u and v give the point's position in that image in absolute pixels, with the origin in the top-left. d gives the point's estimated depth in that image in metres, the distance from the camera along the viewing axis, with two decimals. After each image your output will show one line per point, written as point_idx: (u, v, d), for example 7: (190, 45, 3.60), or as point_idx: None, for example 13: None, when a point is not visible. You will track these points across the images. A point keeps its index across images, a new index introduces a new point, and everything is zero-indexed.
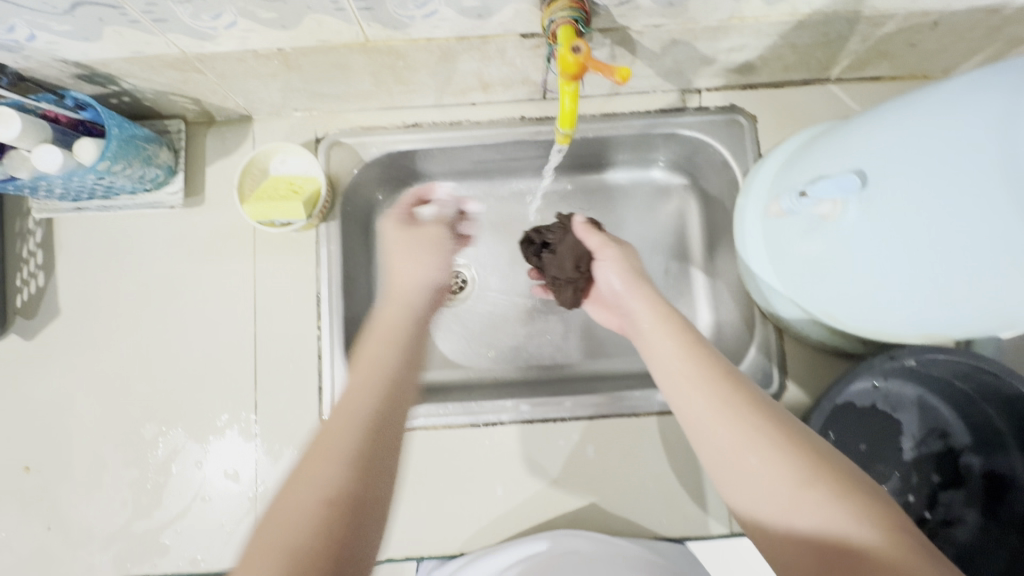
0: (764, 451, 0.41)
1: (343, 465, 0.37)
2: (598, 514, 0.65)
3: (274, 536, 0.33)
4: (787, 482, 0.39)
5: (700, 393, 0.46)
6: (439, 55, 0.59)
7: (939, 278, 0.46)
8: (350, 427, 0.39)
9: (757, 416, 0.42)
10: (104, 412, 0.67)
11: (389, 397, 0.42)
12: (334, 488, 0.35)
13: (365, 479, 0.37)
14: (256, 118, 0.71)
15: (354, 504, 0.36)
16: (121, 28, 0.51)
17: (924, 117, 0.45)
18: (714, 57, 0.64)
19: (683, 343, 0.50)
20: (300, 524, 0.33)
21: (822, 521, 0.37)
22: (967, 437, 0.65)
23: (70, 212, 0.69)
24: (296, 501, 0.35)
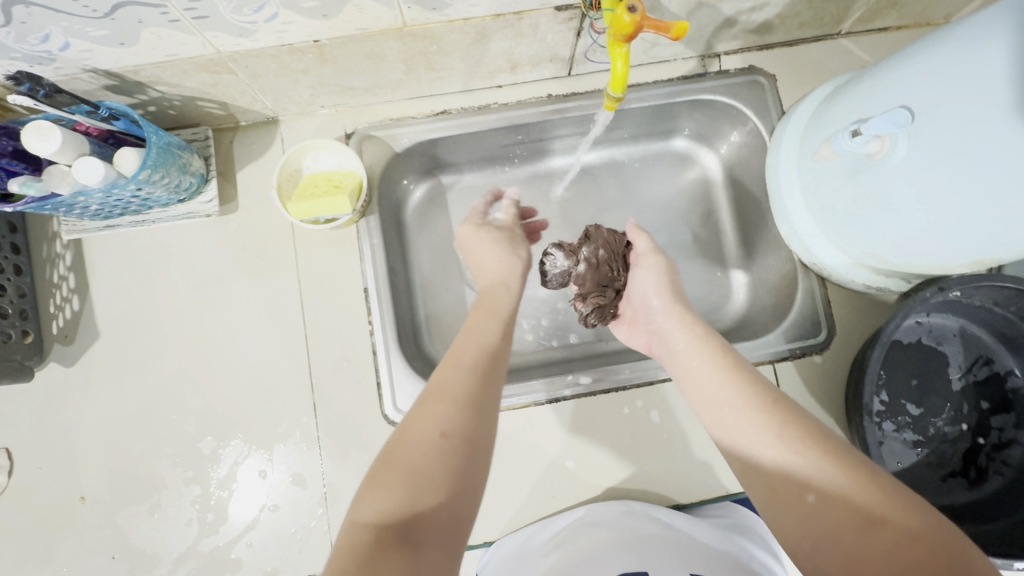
0: (834, 496, 0.40)
1: (458, 413, 0.44)
2: (666, 477, 0.67)
3: (391, 461, 0.41)
4: (877, 564, 0.37)
5: (765, 448, 0.44)
6: (474, 36, 0.60)
7: (982, 206, 0.47)
8: (450, 379, 0.46)
9: (808, 445, 0.43)
10: (158, 431, 0.65)
11: (495, 353, 0.51)
12: (446, 424, 0.43)
13: (469, 422, 0.44)
14: (283, 119, 0.71)
15: (454, 443, 0.42)
16: (159, 29, 0.50)
17: (957, 52, 0.46)
18: (735, 18, 0.66)
19: (744, 403, 0.47)
20: (419, 446, 0.41)
21: (895, 558, 0.36)
22: (1010, 361, 0.67)
23: (101, 230, 0.66)
24: (414, 426, 0.43)
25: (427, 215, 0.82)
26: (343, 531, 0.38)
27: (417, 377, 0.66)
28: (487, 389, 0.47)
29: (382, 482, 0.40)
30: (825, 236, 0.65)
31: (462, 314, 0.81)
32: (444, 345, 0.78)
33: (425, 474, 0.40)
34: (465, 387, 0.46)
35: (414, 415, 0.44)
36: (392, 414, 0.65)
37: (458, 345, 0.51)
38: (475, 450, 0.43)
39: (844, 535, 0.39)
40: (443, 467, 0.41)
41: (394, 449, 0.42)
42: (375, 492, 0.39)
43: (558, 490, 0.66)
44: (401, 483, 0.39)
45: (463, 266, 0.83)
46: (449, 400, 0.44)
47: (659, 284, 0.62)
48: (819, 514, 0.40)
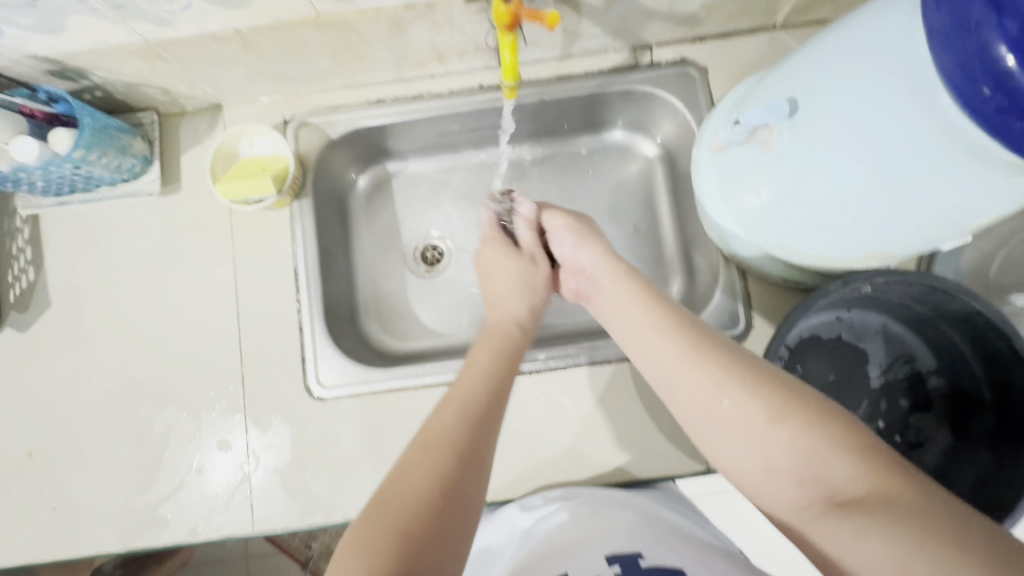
0: (746, 407, 0.44)
1: (449, 468, 0.44)
2: (575, 459, 0.69)
3: (380, 525, 0.40)
4: (780, 456, 0.42)
5: (683, 364, 0.49)
6: (391, 26, 0.62)
7: (879, 186, 0.47)
8: (443, 430, 0.47)
9: (717, 355, 0.48)
10: (100, 394, 0.70)
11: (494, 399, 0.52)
12: (438, 483, 0.43)
13: (462, 474, 0.44)
14: (226, 105, 0.74)
15: (443, 498, 0.42)
16: (83, 18, 0.54)
17: (852, 36, 0.46)
18: (657, 10, 0.66)
19: (664, 324, 0.53)
20: (408, 507, 0.41)
21: (796, 446, 0.41)
22: (930, 360, 0.67)
23: (54, 206, 0.72)
24: (405, 485, 0.43)
25: (372, 201, 0.85)
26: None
27: (341, 354, 0.71)
28: (484, 441, 0.48)
29: (368, 547, 0.39)
30: (736, 226, 0.65)
31: (402, 297, 0.83)
32: (381, 325, 0.81)
33: (415, 538, 0.40)
34: (459, 436, 0.47)
35: (409, 471, 0.44)
36: (313, 387, 0.69)
37: (448, 396, 0.51)
38: (466, 506, 0.43)
39: (755, 427, 0.44)
40: (432, 526, 0.41)
41: (385, 508, 0.41)
42: (357, 553, 0.39)
43: None
44: (385, 545, 0.39)
45: (405, 251, 0.85)
46: (443, 455, 0.45)
47: (575, 230, 0.66)
48: (732, 417, 0.45)
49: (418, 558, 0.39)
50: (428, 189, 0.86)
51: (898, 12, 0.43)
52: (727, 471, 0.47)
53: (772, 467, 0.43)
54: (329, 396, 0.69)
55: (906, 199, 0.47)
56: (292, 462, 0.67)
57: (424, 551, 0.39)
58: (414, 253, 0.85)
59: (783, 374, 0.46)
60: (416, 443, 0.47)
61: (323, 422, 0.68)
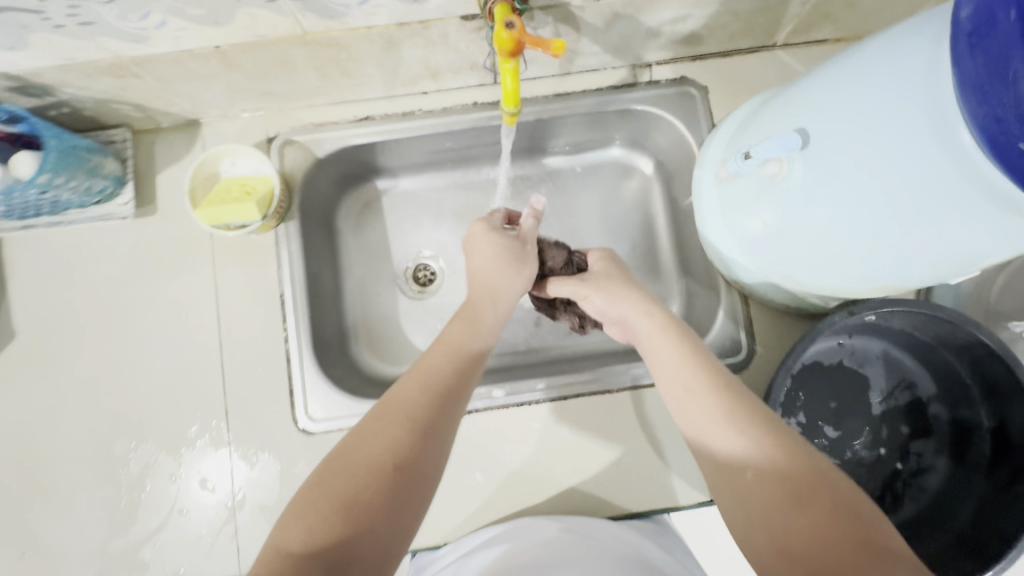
0: (764, 477, 0.43)
1: (400, 436, 0.47)
2: (575, 492, 0.66)
3: (330, 485, 0.44)
4: (796, 539, 0.40)
5: (711, 425, 0.48)
6: (383, 44, 0.59)
7: (891, 226, 0.46)
8: (402, 404, 0.49)
9: (749, 423, 0.46)
10: (71, 430, 0.66)
11: (456, 365, 0.54)
12: (388, 449, 0.46)
13: (414, 448, 0.47)
14: (204, 122, 0.70)
15: (392, 463, 0.45)
16: (47, 35, 0.50)
17: (866, 70, 0.45)
18: (658, 29, 0.64)
19: (697, 385, 0.50)
20: (358, 470, 0.45)
21: (811, 532, 0.40)
22: (932, 386, 0.66)
23: (18, 230, 0.68)
24: (360, 450, 0.46)
25: (361, 221, 0.82)
26: (281, 530, 0.43)
27: (331, 385, 0.67)
28: (442, 411, 0.50)
29: (317, 507, 0.43)
30: (738, 252, 0.64)
31: (392, 320, 0.80)
32: (371, 350, 0.78)
33: (360, 499, 0.43)
34: (416, 408, 0.49)
35: (364, 439, 0.47)
36: (303, 422, 0.66)
37: (414, 369, 0.53)
38: (413, 480, 0.46)
39: (772, 506, 0.42)
40: (378, 487, 0.44)
41: (337, 471, 0.45)
42: (302, 515, 0.43)
43: (466, 502, 0.66)
44: (331, 507, 0.43)
45: (396, 272, 0.82)
46: (396, 421, 0.48)
47: (608, 291, 0.63)
48: (753, 492, 0.43)
49: (358, 516, 0.42)
50: (419, 207, 0.83)
51: (917, 51, 0.41)
52: (742, 549, 0.45)
53: (785, 551, 0.41)
54: (318, 430, 0.66)
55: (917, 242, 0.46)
56: (280, 499, 0.64)
57: (368, 507, 0.43)
58: (405, 274, 0.82)
59: (810, 449, 0.45)
60: (377, 412, 0.49)
61: (312, 457, 0.65)
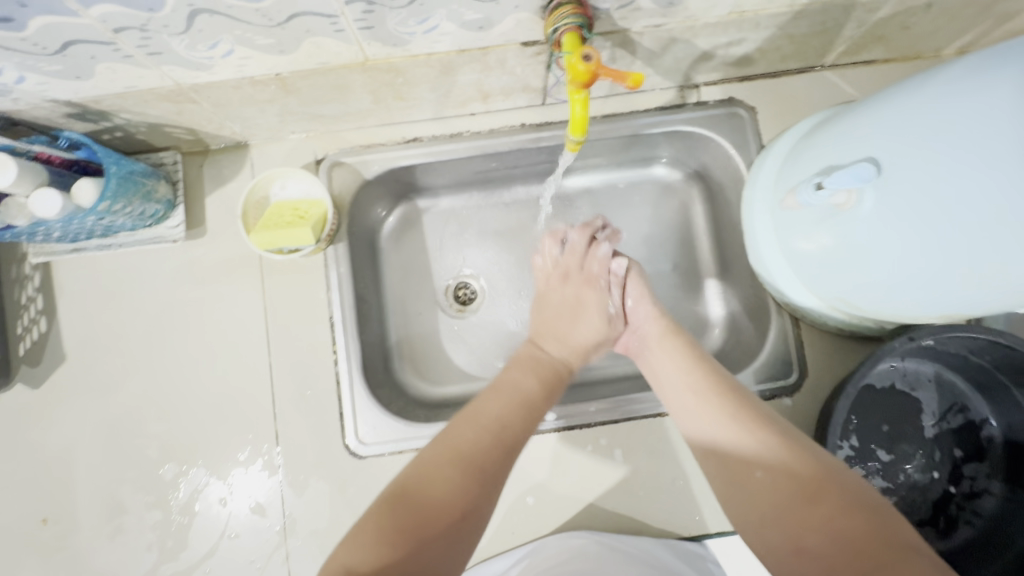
0: (776, 475, 0.44)
1: (463, 481, 0.46)
2: (629, 518, 0.65)
3: (389, 517, 0.44)
4: (812, 538, 0.40)
5: (720, 429, 0.49)
6: (441, 69, 0.59)
7: (958, 260, 0.46)
8: (466, 445, 0.49)
9: (758, 425, 0.47)
10: (120, 454, 0.66)
11: (524, 420, 0.53)
12: (454, 495, 0.45)
13: (476, 494, 0.46)
14: (253, 143, 0.70)
15: (457, 512, 0.45)
16: (114, 64, 0.49)
17: (944, 104, 0.45)
18: (712, 52, 0.64)
19: (705, 391, 0.52)
20: (422, 506, 0.44)
21: (829, 530, 0.40)
22: (986, 409, 0.66)
23: (68, 254, 0.68)
24: (419, 484, 0.46)
25: (402, 239, 0.81)
26: (344, 554, 0.42)
27: (381, 409, 0.66)
28: (503, 460, 0.49)
29: (383, 537, 0.42)
30: (792, 275, 0.64)
31: (434, 339, 0.79)
32: (414, 370, 0.77)
33: (424, 534, 0.43)
34: (480, 453, 0.48)
35: (426, 480, 0.46)
36: (353, 445, 0.65)
37: (476, 408, 0.53)
38: (476, 525, 0.45)
39: (784, 503, 0.42)
40: (437, 528, 0.43)
41: (401, 506, 0.44)
42: (370, 536, 0.43)
43: (517, 528, 0.65)
44: (399, 534, 0.42)
45: (437, 290, 0.81)
46: (456, 463, 0.47)
47: (638, 288, 0.65)
48: (764, 490, 0.44)
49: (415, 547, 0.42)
50: (460, 225, 0.82)
51: (999, 89, 0.41)
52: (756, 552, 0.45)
53: (802, 551, 0.40)
54: (370, 454, 0.65)
55: (980, 284, 0.46)
56: (331, 524, 0.63)
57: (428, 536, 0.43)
58: (446, 293, 0.81)
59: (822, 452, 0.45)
60: (437, 449, 0.48)
61: (363, 482, 0.65)
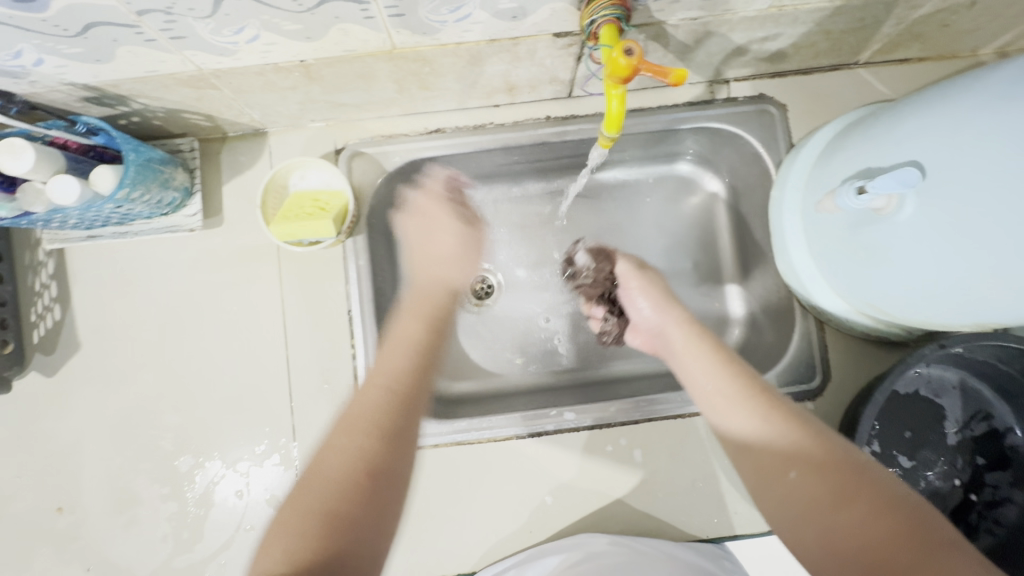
0: (811, 480, 0.42)
1: (367, 443, 0.43)
2: (648, 518, 0.65)
3: (305, 495, 0.41)
4: (848, 540, 0.39)
5: (751, 433, 0.46)
6: (468, 59, 0.57)
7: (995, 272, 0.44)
8: (373, 404, 0.46)
9: (792, 430, 0.45)
10: (135, 445, 0.65)
11: (421, 369, 0.50)
12: (360, 458, 0.42)
13: (386, 454, 0.43)
14: (271, 132, 0.69)
15: (366, 474, 0.42)
16: (135, 48, 0.48)
17: (991, 112, 0.43)
18: (746, 47, 0.62)
19: (736, 395, 0.49)
20: (327, 486, 0.41)
21: (866, 531, 0.38)
22: (1011, 417, 0.65)
23: (83, 241, 0.66)
24: (325, 463, 0.42)
25: None
26: (261, 555, 0.38)
27: None
28: (408, 416, 0.46)
29: (294, 522, 0.39)
30: (822, 279, 0.63)
31: (450, 333, 0.78)
32: None
33: (339, 512, 0.40)
34: (382, 414, 0.45)
35: (329, 454, 0.42)
36: None
37: (379, 365, 0.50)
38: (391, 486, 0.42)
39: (818, 505, 0.41)
40: (351, 499, 0.40)
41: (307, 486, 0.41)
42: (285, 532, 0.39)
43: (535, 526, 0.65)
44: (315, 519, 0.39)
45: None
46: (360, 431, 0.44)
47: (653, 297, 0.62)
48: (797, 493, 0.42)
49: (328, 528, 0.39)
50: None
51: None
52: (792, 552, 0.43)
53: (837, 555, 0.39)
54: None
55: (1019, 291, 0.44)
56: None
57: (346, 507, 0.40)
58: (463, 287, 0.80)
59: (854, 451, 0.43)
60: (342, 420, 0.45)
61: None
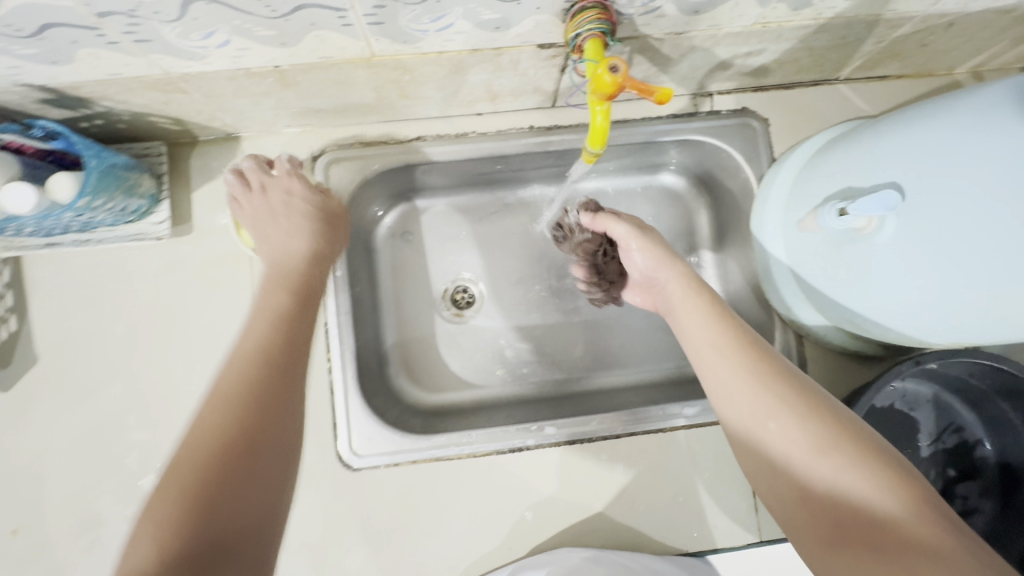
0: (790, 431, 0.41)
1: (226, 404, 0.36)
2: (630, 533, 0.64)
3: (172, 479, 0.33)
4: (820, 490, 0.39)
5: (736, 385, 0.45)
6: (450, 68, 0.56)
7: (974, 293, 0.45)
8: (224, 383, 0.38)
9: (775, 381, 0.44)
10: (97, 463, 0.62)
11: (269, 333, 0.42)
12: (225, 423, 0.35)
13: (256, 404, 0.37)
14: (244, 136, 0.66)
15: (240, 434, 0.35)
16: (97, 50, 0.45)
17: (973, 135, 0.43)
18: (731, 61, 0.62)
19: (725, 347, 0.48)
20: (192, 466, 0.33)
21: (837, 482, 0.38)
22: (980, 431, 0.67)
23: (41, 248, 0.62)
24: (188, 441, 0.35)
25: (398, 240, 0.77)
26: (122, 557, 0.31)
27: (376, 419, 0.64)
28: (268, 374, 0.39)
29: (163, 510, 0.32)
30: (801, 293, 0.63)
31: (430, 344, 0.76)
32: (409, 377, 0.74)
33: (212, 488, 0.33)
34: (231, 373, 0.39)
35: (194, 424, 0.36)
36: (346, 456, 0.64)
37: (242, 340, 0.41)
38: (268, 442, 0.36)
39: (794, 454, 0.41)
40: (217, 473, 0.34)
41: (174, 468, 0.34)
42: (151, 523, 0.32)
43: (515, 543, 0.64)
44: (182, 502, 0.32)
45: (434, 294, 0.78)
46: (207, 403, 0.37)
47: (647, 252, 0.60)
48: (773, 442, 0.42)
49: (203, 512, 0.32)
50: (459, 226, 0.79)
51: None
52: (765, 500, 0.44)
53: (807, 504, 0.40)
54: (363, 466, 0.63)
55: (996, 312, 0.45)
56: None
57: (207, 478, 0.33)
58: (443, 296, 0.78)
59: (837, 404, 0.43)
60: (213, 387, 0.38)
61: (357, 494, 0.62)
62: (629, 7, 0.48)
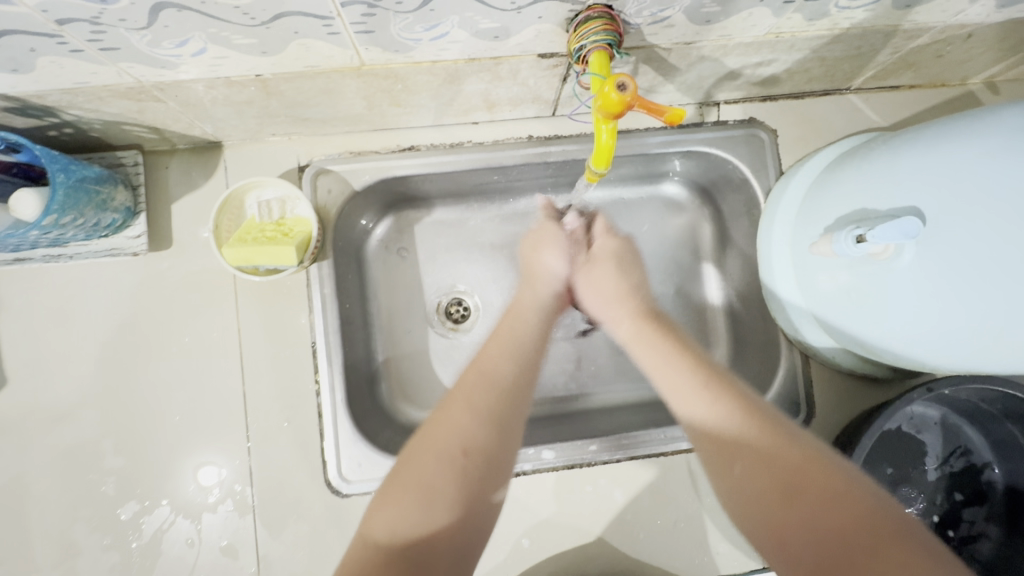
0: (750, 475, 0.37)
1: (482, 425, 0.41)
2: (631, 561, 0.62)
3: (404, 477, 0.39)
4: (794, 538, 0.34)
5: (693, 427, 0.41)
6: (445, 77, 0.52)
7: (995, 328, 0.42)
8: (495, 374, 0.44)
9: (732, 418, 0.40)
10: (70, 491, 0.59)
11: (521, 371, 0.46)
12: (469, 441, 0.40)
13: (490, 439, 0.41)
14: (227, 144, 0.63)
15: (465, 456, 0.39)
16: (60, 58, 0.42)
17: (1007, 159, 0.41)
18: (740, 71, 0.59)
19: (676, 383, 0.44)
20: (439, 472, 0.38)
21: (811, 527, 0.34)
22: (989, 454, 0.65)
23: (9, 263, 0.60)
24: (452, 424, 0.41)
25: (390, 251, 0.74)
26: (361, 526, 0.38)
27: (367, 443, 0.60)
28: (514, 405, 0.43)
29: (395, 496, 0.38)
30: (808, 314, 0.61)
31: (424, 360, 0.73)
32: (401, 395, 0.71)
33: (438, 493, 0.38)
34: (507, 381, 0.44)
35: (439, 426, 0.41)
36: (335, 481, 0.59)
37: (490, 355, 0.46)
38: (494, 471, 0.40)
39: (760, 499, 0.36)
40: (459, 486, 0.38)
41: (409, 465, 0.39)
42: (387, 502, 0.38)
43: (511, 570, 0.61)
44: (425, 500, 0.38)
45: (428, 307, 0.74)
46: (483, 412, 0.41)
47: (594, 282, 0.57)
48: (737, 488, 0.38)
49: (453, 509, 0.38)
50: (454, 237, 0.76)
51: None
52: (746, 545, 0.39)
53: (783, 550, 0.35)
54: (352, 492, 0.59)
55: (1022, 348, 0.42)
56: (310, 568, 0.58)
57: (454, 490, 0.38)
58: (437, 310, 0.75)
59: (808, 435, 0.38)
60: (475, 403, 0.42)
61: (346, 522, 0.59)
62: (637, 17, 0.45)
